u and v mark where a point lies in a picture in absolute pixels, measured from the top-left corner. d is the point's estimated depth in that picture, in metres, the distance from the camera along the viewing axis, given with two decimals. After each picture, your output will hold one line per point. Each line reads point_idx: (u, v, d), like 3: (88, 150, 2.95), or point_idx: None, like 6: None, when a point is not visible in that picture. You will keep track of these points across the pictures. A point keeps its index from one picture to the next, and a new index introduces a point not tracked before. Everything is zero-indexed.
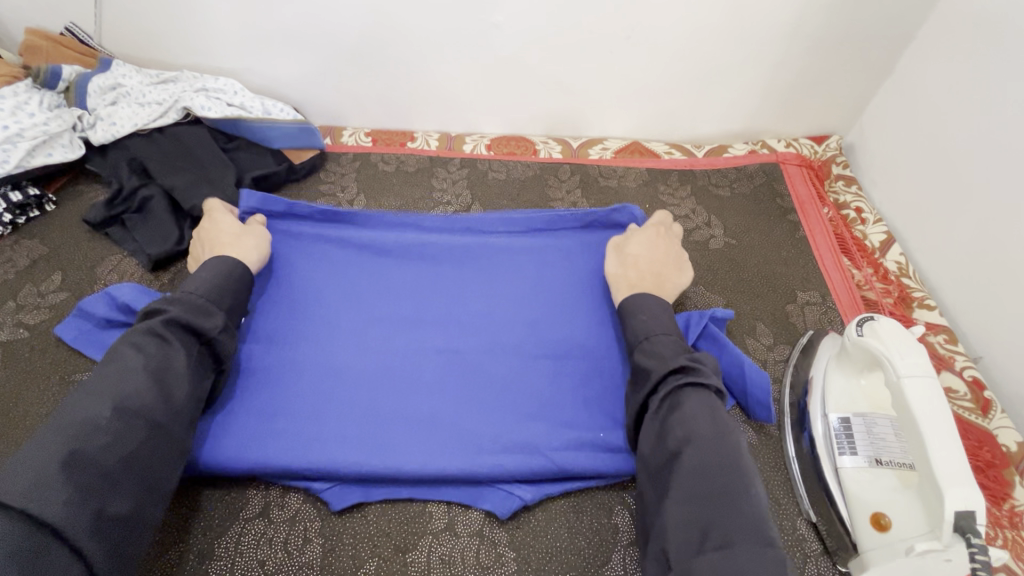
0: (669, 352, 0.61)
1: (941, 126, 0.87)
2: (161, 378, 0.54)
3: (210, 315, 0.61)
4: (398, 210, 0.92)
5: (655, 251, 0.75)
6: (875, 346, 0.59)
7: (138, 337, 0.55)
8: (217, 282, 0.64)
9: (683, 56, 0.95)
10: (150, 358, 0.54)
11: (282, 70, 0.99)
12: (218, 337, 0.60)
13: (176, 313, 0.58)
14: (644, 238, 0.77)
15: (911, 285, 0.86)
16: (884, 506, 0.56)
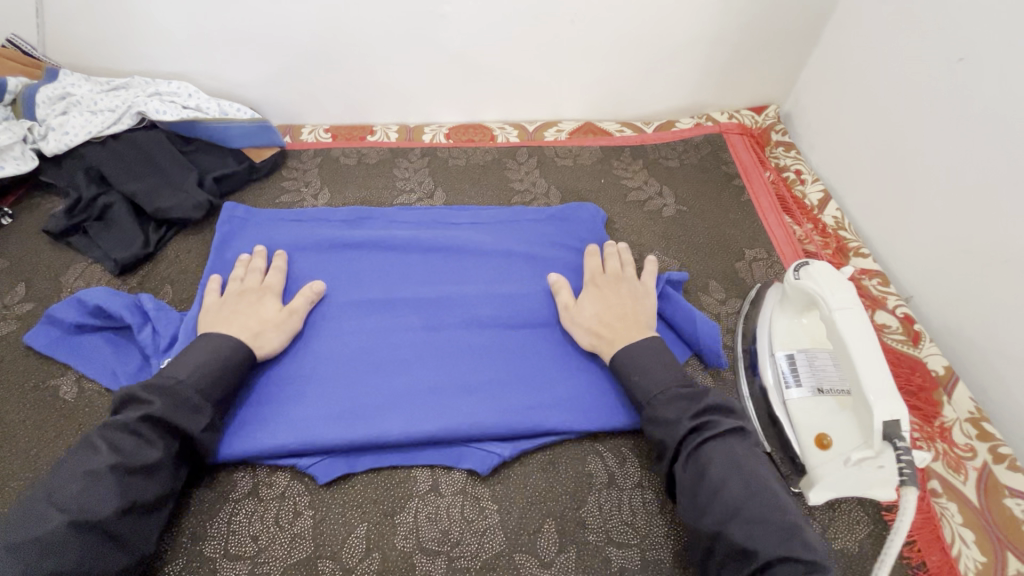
0: (679, 406, 0.59)
1: (863, 88, 0.94)
2: (130, 472, 0.52)
3: (198, 413, 0.59)
4: (363, 201, 0.95)
5: (609, 305, 0.72)
6: (813, 288, 0.65)
7: (112, 431, 0.54)
8: (211, 376, 0.61)
9: (627, 37, 0.99)
10: (124, 445, 0.53)
11: (236, 71, 0.99)
12: (200, 435, 0.58)
13: (158, 409, 0.56)
14: (597, 293, 0.74)
15: (848, 237, 0.93)
16: (829, 429, 0.62)
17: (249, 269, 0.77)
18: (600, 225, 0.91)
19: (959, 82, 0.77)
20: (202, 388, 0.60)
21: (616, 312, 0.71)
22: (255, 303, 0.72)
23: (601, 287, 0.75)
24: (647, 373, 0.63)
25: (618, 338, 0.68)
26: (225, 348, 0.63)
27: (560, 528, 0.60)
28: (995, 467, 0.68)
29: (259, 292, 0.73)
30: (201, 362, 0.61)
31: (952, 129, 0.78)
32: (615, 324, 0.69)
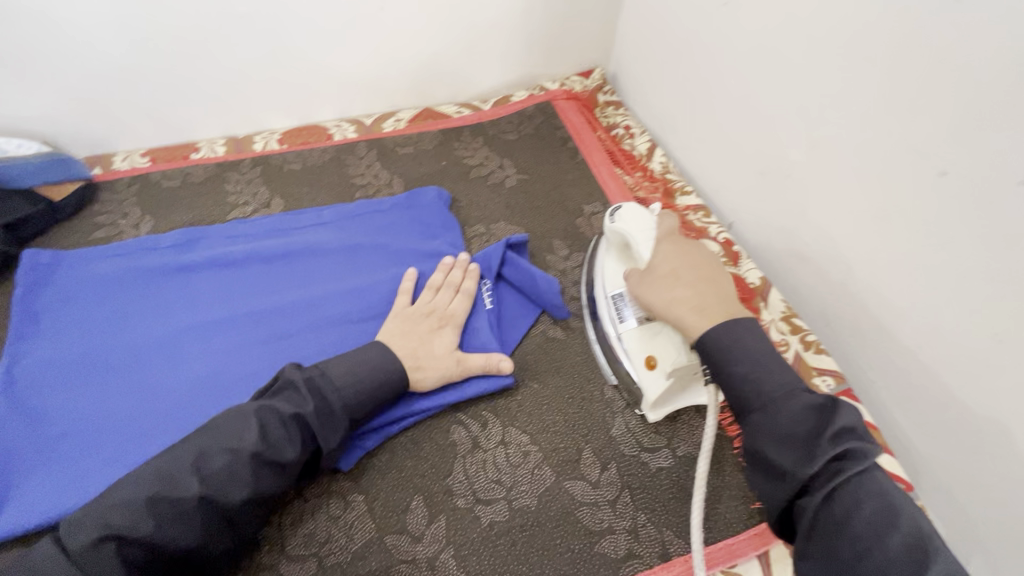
0: (804, 418, 0.48)
1: (667, 39, 1.02)
2: (259, 467, 0.53)
3: (262, 473, 0.53)
4: (192, 222, 0.89)
5: (682, 266, 0.64)
6: (625, 228, 0.71)
7: (275, 425, 0.55)
8: (359, 380, 0.61)
9: (442, 17, 1.01)
10: (227, 472, 0.51)
11: (13, 104, 0.89)
12: (263, 489, 0.53)
13: (311, 411, 0.57)
14: (668, 250, 0.66)
15: (673, 178, 1.01)
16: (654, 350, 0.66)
17: (451, 280, 0.75)
18: (446, 203, 0.92)
19: (727, 23, 0.86)
20: (350, 396, 0.60)
21: (697, 272, 0.62)
22: (435, 327, 0.69)
23: (676, 244, 0.66)
24: (762, 363, 0.53)
25: (701, 305, 0.58)
26: (352, 356, 0.62)
27: (428, 501, 0.61)
28: (805, 354, 0.79)
29: (433, 315, 0.71)
30: (362, 372, 0.61)
31: (730, 66, 0.88)
32: (685, 292, 0.60)
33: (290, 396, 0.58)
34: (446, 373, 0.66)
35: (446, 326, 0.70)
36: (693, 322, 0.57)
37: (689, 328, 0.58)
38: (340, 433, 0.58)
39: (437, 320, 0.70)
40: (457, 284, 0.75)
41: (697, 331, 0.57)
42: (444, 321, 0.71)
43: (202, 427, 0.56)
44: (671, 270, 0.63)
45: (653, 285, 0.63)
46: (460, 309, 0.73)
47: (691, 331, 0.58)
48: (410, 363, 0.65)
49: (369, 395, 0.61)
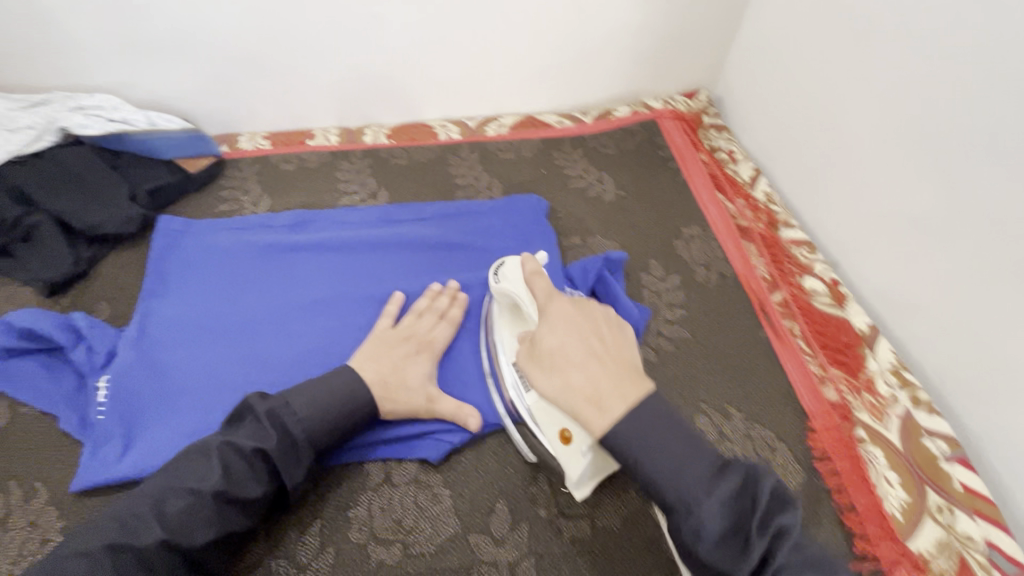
0: (728, 505, 0.44)
1: (786, 67, 0.98)
2: (224, 506, 0.53)
3: (228, 508, 0.53)
4: (306, 205, 0.94)
5: (564, 336, 0.54)
6: (506, 289, 0.64)
7: (233, 465, 0.53)
8: (328, 409, 0.59)
9: (560, 30, 1.02)
10: (189, 514, 0.51)
11: (165, 82, 0.97)
12: (233, 526, 0.53)
13: (274, 447, 0.55)
14: (558, 317, 0.55)
15: (777, 210, 0.98)
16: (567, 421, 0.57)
17: (436, 306, 0.74)
18: (544, 212, 0.93)
19: (866, 58, 0.82)
20: (315, 430, 0.58)
21: (588, 354, 0.52)
22: (411, 354, 0.68)
23: (564, 313, 0.56)
24: (670, 453, 0.46)
25: (596, 395, 0.49)
26: (320, 384, 0.60)
27: (512, 506, 0.61)
28: (914, 412, 0.73)
29: (411, 341, 0.69)
30: (330, 400, 0.59)
31: (862, 102, 0.83)
32: (593, 371, 0.50)
33: (253, 430, 0.56)
34: (415, 407, 0.64)
35: (421, 354, 0.69)
36: (590, 418, 0.48)
37: (588, 423, 0.49)
38: (303, 465, 0.57)
39: (414, 346, 0.69)
40: (443, 311, 0.74)
41: (599, 428, 0.48)
42: (421, 349, 0.69)
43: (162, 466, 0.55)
44: (557, 347, 0.53)
45: (541, 366, 0.54)
46: (441, 338, 0.72)
47: (589, 426, 0.49)
48: (378, 391, 0.63)
49: (331, 427, 0.59)
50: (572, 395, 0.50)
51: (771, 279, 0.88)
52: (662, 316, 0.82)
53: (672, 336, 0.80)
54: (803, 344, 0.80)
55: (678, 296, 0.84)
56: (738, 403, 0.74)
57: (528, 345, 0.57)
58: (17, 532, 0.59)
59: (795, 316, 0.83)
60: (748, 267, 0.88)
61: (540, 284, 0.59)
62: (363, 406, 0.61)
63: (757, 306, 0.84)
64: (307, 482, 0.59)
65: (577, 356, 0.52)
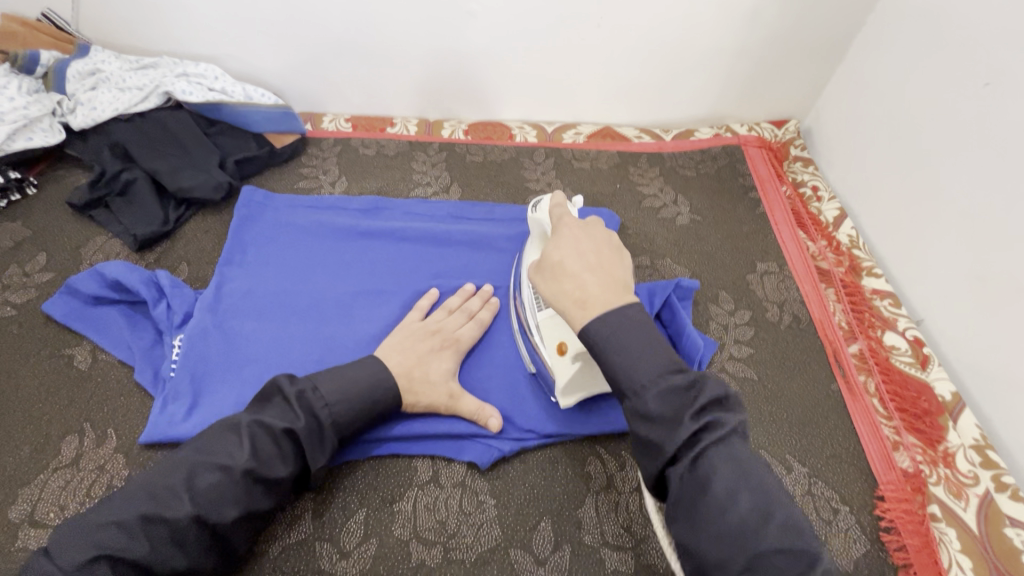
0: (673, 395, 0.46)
1: (887, 107, 0.92)
2: (251, 484, 0.53)
3: (254, 488, 0.54)
4: (380, 192, 0.96)
5: (574, 250, 0.55)
6: (538, 220, 0.66)
7: (261, 444, 0.54)
8: (355, 399, 0.59)
9: (652, 45, 0.99)
10: (215, 491, 0.51)
11: (262, 58, 1.01)
12: (254, 507, 0.54)
13: (302, 430, 0.56)
14: (565, 236, 0.57)
15: (860, 256, 0.92)
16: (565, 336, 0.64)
17: (467, 306, 0.74)
18: (615, 228, 0.91)
19: (986, 106, 0.75)
20: (342, 415, 0.58)
21: (583, 263, 0.53)
22: (436, 349, 0.68)
23: (575, 233, 0.57)
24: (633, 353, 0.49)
25: (586, 300, 0.51)
26: (347, 371, 0.60)
27: (556, 526, 0.61)
28: (996, 496, 0.67)
29: (438, 336, 0.69)
30: (356, 387, 0.59)
31: (974, 155, 0.77)
32: (585, 279, 0.52)
33: (283, 410, 0.57)
34: (435, 402, 0.64)
35: (447, 350, 0.69)
36: (573, 315, 0.51)
37: (572, 319, 0.51)
38: (327, 453, 0.58)
39: (440, 341, 0.69)
40: (473, 312, 0.74)
41: (580, 322, 0.50)
42: (446, 345, 0.69)
43: (192, 440, 0.56)
44: (563, 259, 0.54)
45: (542, 274, 0.55)
46: (467, 337, 0.71)
47: (572, 322, 0.51)
48: (401, 382, 0.63)
49: (357, 412, 0.59)
50: (563, 301, 0.52)
51: (848, 329, 0.83)
52: (726, 351, 0.79)
53: (735, 374, 0.77)
54: (877, 404, 0.76)
55: (746, 333, 0.81)
56: (801, 455, 0.71)
57: (536, 260, 0.58)
58: (88, 473, 0.63)
59: (872, 371, 0.79)
60: (826, 314, 0.84)
61: (559, 211, 0.62)
62: (387, 399, 0.61)
63: (830, 354, 0.80)
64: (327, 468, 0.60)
65: (580, 273, 0.52)
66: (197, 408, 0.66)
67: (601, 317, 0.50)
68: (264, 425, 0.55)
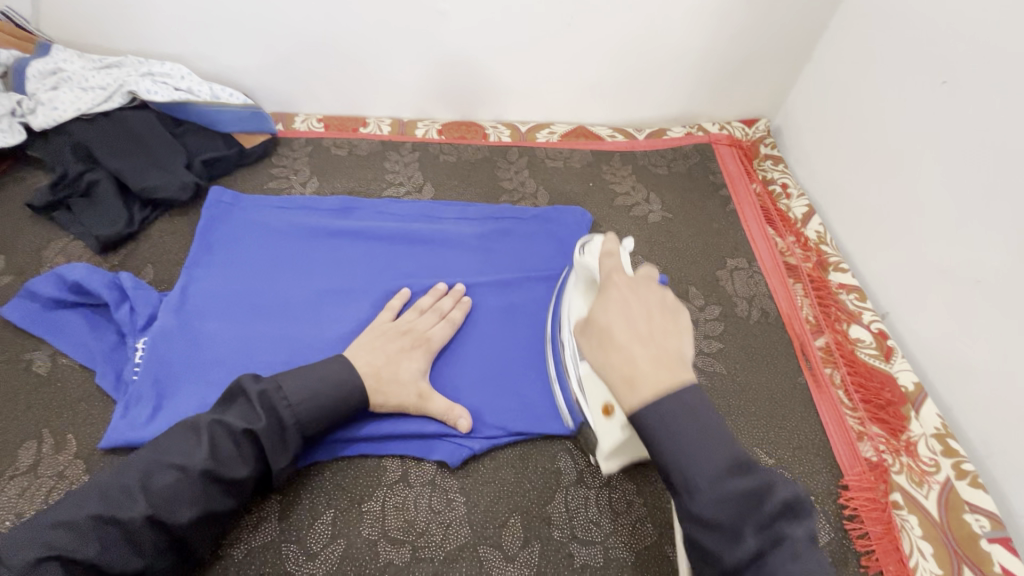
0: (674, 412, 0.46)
1: (852, 106, 0.94)
2: (210, 485, 0.53)
3: (212, 488, 0.53)
4: (352, 192, 0.95)
5: (625, 311, 0.50)
6: (588, 265, 0.63)
7: (220, 444, 0.54)
8: (318, 399, 0.58)
9: (623, 45, 1.00)
10: (171, 491, 0.51)
11: (231, 57, 0.99)
12: (213, 508, 0.53)
13: (263, 430, 0.55)
14: (613, 297, 0.52)
15: (828, 251, 0.94)
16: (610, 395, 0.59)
17: (439, 306, 0.74)
18: (587, 226, 0.92)
19: (942, 104, 0.78)
20: (305, 415, 0.57)
21: (632, 332, 0.49)
22: (407, 348, 0.67)
23: (624, 292, 0.52)
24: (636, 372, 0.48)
25: (636, 376, 0.46)
26: (311, 370, 0.60)
27: (525, 523, 0.61)
28: (956, 483, 0.68)
29: (408, 335, 0.69)
30: (321, 386, 0.59)
31: (933, 151, 0.79)
32: (635, 351, 0.48)
33: (245, 410, 0.56)
34: (403, 402, 0.64)
35: (417, 348, 0.68)
36: (623, 394, 0.46)
37: (623, 398, 0.47)
38: (290, 453, 0.57)
39: (410, 340, 0.68)
40: (445, 312, 0.74)
41: (632, 405, 0.46)
42: (417, 344, 0.69)
43: (150, 441, 0.55)
44: (611, 317, 0.50)
45: (587, 337, 0.52)
46: (438, 336, 0.71)
47: (623, 402, 0.47)
48: (370, 382, 0.62)
49: (321, 412, 0.58)
50: (612, 369, 0.48)
51: (815, 323, 0.85)
52: (697, 347, 0.80)
53: (705, 369, 0.78)
54: (843, 396, 0.77)
55: (716, 328, 0.82)
56: (768, 447, 0.72)
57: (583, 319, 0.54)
58: (46, 480, 0.61)
59: (838, 364, 0.80)
60: (794, 308, 0.86)
61: (610, 263, 0.57)
62: (355, 400, 0.61)
63: (798, 349, 0.82)
64: (292, 468, 0.59)
65: (632, 338, 0.48)
66: (160, 412, 0.65)
67: (654, 398, 0.45)
68: (225, 425, 0.55)
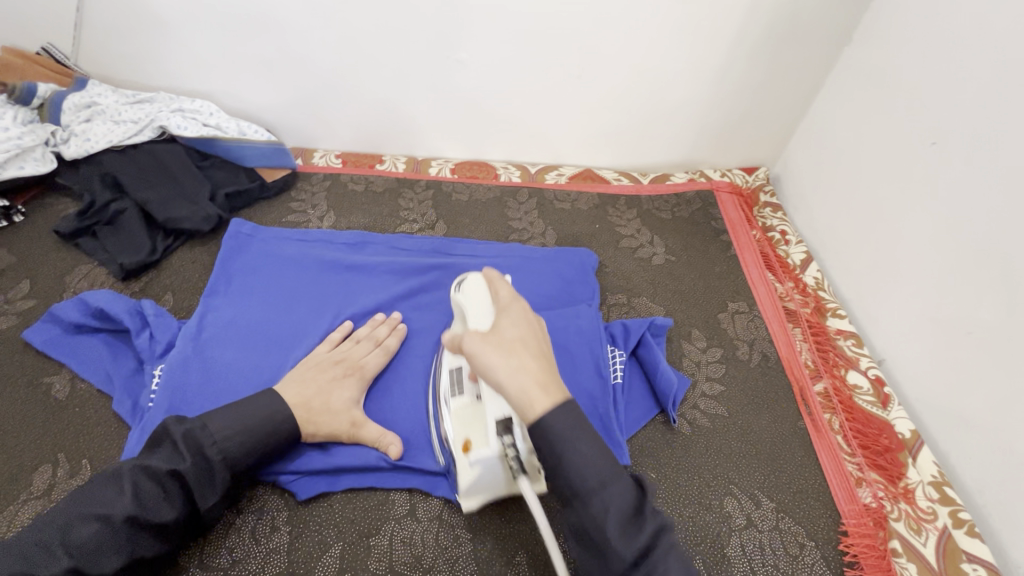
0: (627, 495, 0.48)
1: (848, 161, 0.99)
2: (135, 531, 0.53)
3: (139, 534, 0.54)
4: (368, 227, 0.98)
5: (528, 328, 0.55)
6: (465, 301, 0.65)
7: (143, 489, 0.54)
8: (244, 433, 0.60)
9: (629, 95, 1.06)
10: (94, 543, 0.51)
11: (258, 95, 1.04)
12: (139, 554, 0.53)
13: (188, 469, 0.56)
14: (515, 312, 0.56)
15: (825, 297, 0.98)
16: (471, 433, 0.61)
17: (375, 333, 0.76)
18: (593, 267, 0.95)
19: (932, 164, 0.82)
20: (231, 452, 0.59)
21: (539, 349, 0.53)
22: (338, 377, 0.69)
23: (525, 310, 0.57)
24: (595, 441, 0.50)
25: (547, 381, 0.51)
26: (242, 407, 0.61)
27: (531, 562, 0.62)
28: (954, 531, 0.70)
29: (341, 365, 0.70)
30: (247, 424, 0.60)
31: (925, 208, 0.83)
32: (539, 360, 0.52)
33: (168, 452, 0.57)
34: None
35: (351, 376, 0.70)
36: (538, 398, 0.49)
37: (532, 403, 0.49)
38: (218, 491, 0.58)
39: (342, 369, 0.70)
40: (381, 339, 0.76)
41: (539, 410, 0.49)
42: (350, 372, 0.70)
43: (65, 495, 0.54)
44: (510, 337, 0.53)
45: (492, 348, 0.52)
46: (371, 365, 0.73)
47: (530, 408, 0.50)
48: (301, 413, 0.64)
49: (248, 447, 0.60)
50: (523, 379, 0.50)
51: (814, 367, 0.87)
52: (699, 388, 0.82)
53: (707, 410, 0.79)
54: (842, 441, 0.79)
55: (718, 370, 0.84)
56: (769, 490, 0.73)
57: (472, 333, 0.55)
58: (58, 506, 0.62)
59: (836, 409, 0.82)
60: (793, 352, 0.88)
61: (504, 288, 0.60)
62: (283, 431, 0.62)
63: (797, 392, 0.84)
64: (220, 507, 0.60)
65: (535, 351, 0.53)
66: None
67: (557, 406, 0.49)
68: (147, 469, 0.55)
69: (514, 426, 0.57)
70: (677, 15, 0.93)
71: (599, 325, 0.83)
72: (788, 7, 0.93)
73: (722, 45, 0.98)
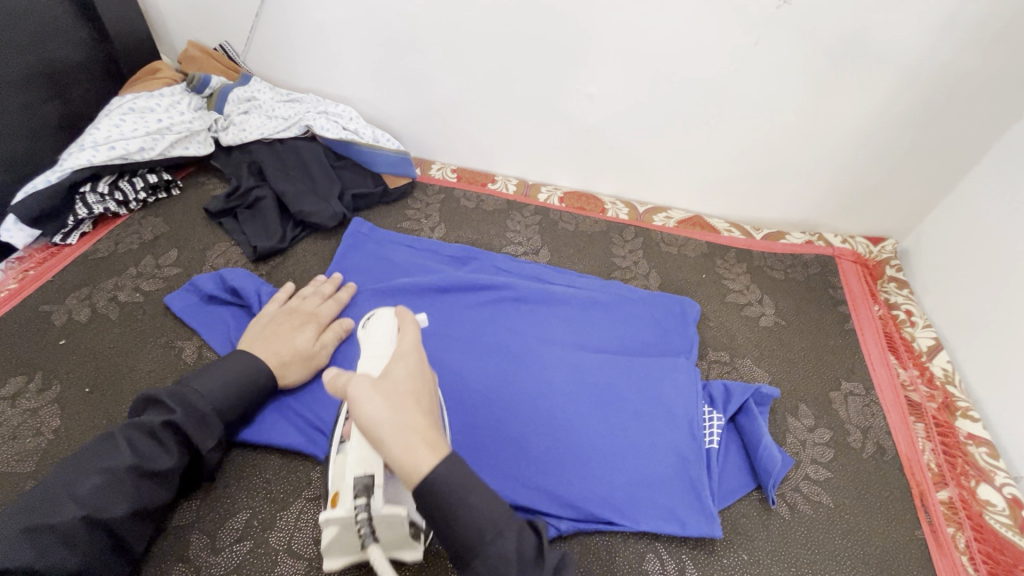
0: None
1: (998, 247, 0.88)
2: (138, 480, 0.57)
3: (146, 484, 0.57)
4: (475, 243, 1.01)
5: (420, 376, 0.52)
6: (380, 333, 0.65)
7: (139, 442, 0.58)
8: (229, 387, 0.64)
9: (753, 146, 1.01)
10: (100, 490, 0.55)
11: (389, 104, 1.11)
12: (148, 499, 0.57)
13: (181, 420, 0.60)
14: (411, 360, 0.53)
15: (956, 393, 0.88)
16: (340, 485, 0.58)
17: (322, 290, 0.83)
18: (695, 318, 0.91)
19: None
20: (219, 401, 0.63)
21: (427, 407, 0.50)
22: (297, 326, 0.75)
23: (424, 361, 0.54)
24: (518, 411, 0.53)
25: (435, 438, 0.48)
26: (217, 367, 0.66)
27: None
28: None
29: (296, 315, 0.76)
30: (228, 376, 0.65)
31: None
32: (430, 423, 0.49)
33: (157, 410, 0.61)
34: None
35: (309, 324, 0.76)
36: (423, 454, 0.46)
37: (418, 460, 0.46)
38: (215, 436, 0.63)
39: (298, 318, 0.76)
40: (327, 294, 0.83)
41: (426, 468, 0.46)
42: (307, 321, 0.76)
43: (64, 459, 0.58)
44: (403, 389, 0.50)
45: (387, 394, 0.48)
46: (325, 312, 0.79)
47: (416, 465, 0.46)
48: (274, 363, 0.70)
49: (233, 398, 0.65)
50: (411, 435, 0.47)
51: (939, 472, 0.78)
52: (802, 470, 0.76)
53: (810, 496, 0.73)
54: (968, 564, 0.70)
55: (825, 454, 0.78)
56: None
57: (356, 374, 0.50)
58: None
59: (962, 525, 0.73)
60: (913, 451, 0.80)
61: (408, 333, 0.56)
62: None
63: (916, 497, 0.75)
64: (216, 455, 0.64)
65: (426, 409, 0.50)
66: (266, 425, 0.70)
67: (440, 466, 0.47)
68: (140, 425, 0.59)
69: (373, 485, 0.56)
70: (821, 69, 0.88)
71: (698, 384, 0.78)
72: (954, 75, 0.86)
73: (869, 108, 0.92)
